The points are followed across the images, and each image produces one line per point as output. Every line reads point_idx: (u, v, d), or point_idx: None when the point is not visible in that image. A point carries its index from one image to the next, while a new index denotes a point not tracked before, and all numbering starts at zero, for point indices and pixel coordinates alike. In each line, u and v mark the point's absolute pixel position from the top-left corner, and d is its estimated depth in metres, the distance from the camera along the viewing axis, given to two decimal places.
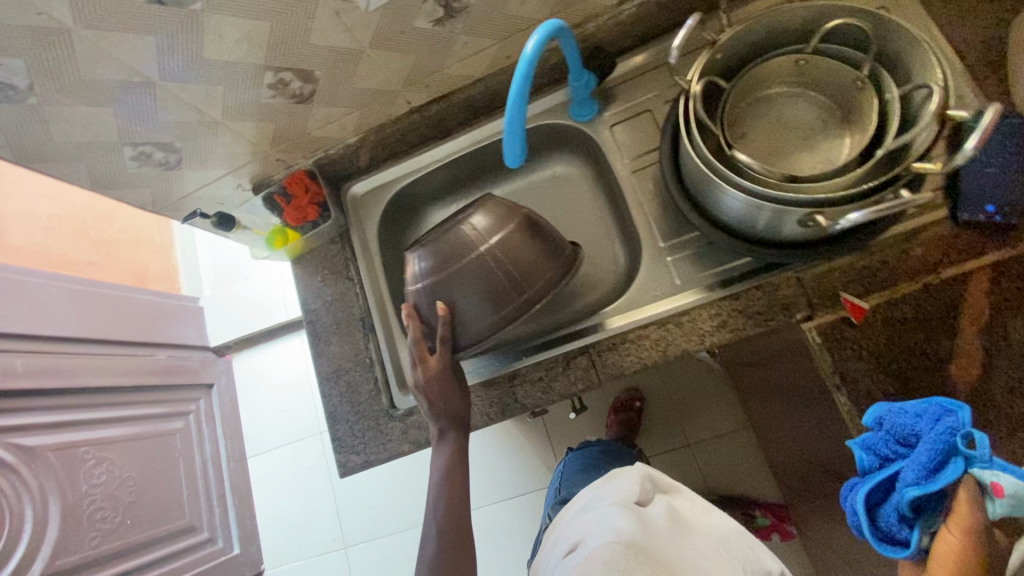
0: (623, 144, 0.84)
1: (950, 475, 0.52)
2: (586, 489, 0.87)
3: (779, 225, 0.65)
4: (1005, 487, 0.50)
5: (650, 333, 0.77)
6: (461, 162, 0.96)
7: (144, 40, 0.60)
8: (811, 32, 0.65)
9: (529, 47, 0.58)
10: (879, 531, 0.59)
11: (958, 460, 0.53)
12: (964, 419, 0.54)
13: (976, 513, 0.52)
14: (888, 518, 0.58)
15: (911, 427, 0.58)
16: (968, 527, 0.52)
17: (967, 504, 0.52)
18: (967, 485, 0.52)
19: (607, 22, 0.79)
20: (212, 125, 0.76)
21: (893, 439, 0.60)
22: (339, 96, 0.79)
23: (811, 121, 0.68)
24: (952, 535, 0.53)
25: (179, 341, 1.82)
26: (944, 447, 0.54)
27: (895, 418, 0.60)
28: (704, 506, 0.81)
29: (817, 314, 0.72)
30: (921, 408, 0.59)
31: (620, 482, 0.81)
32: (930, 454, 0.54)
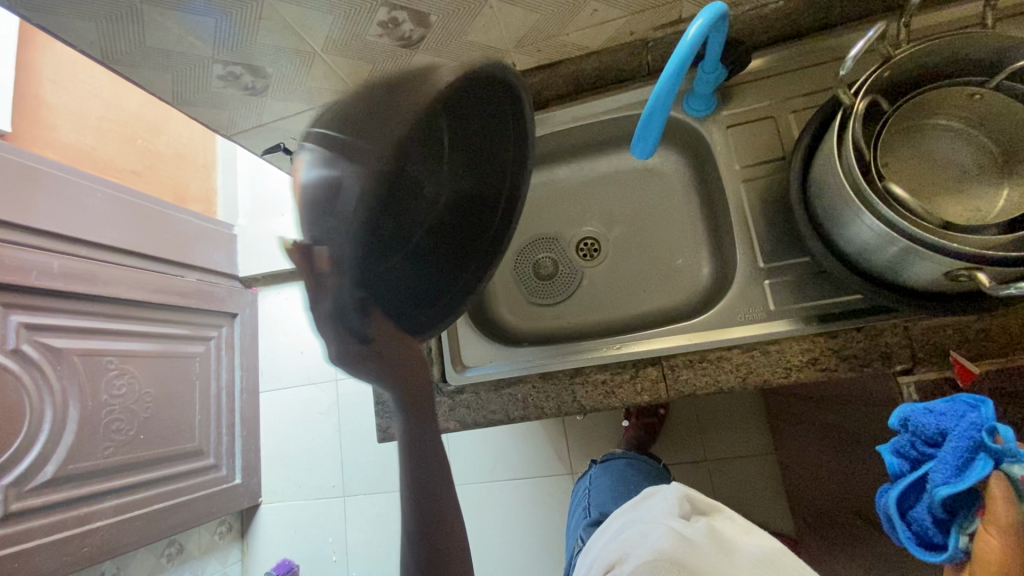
0: (737, 149, 0.78)
1: (978, 471, 0.48)
2: (623, 510, 0.83)
3: (914, 272, 0.58)
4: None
5: (732, 356, 0.73)
6: (551, 139, 0.90)
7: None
8: (992, 66, 0.58)
9: (692, 32, 0.54)
10: (909, 532, 0.55)
11: (986, 457, 0.49)
12: (989, 414, 0.51)
13: (1012, 506, 0.47)
14: (921, 521, 0.54)
15: (936, 425, 0.54)
16: (1007, 524, 0.47)
17: (1002, 502, 0.47)
18: (998, 481, 0.48)
19: (750, 12, 0.73)
20: (309, 56, 0.71)
21: (922, 440, 0.56)
22: (447, 45, 0.73)
23: (966, 165, 0.61)
24: (992, 536, 0.48)
25: (211, 264, 1.78)
26: (970, 444, 0.50)
27: (919, 418, 0.55)
28: (744, 522, 0.75)
29: (918, 370, 0.67)
30: (945, 406, 0.55)
31: (654, 502, 0.78)
32: (956, 453, 0.50)
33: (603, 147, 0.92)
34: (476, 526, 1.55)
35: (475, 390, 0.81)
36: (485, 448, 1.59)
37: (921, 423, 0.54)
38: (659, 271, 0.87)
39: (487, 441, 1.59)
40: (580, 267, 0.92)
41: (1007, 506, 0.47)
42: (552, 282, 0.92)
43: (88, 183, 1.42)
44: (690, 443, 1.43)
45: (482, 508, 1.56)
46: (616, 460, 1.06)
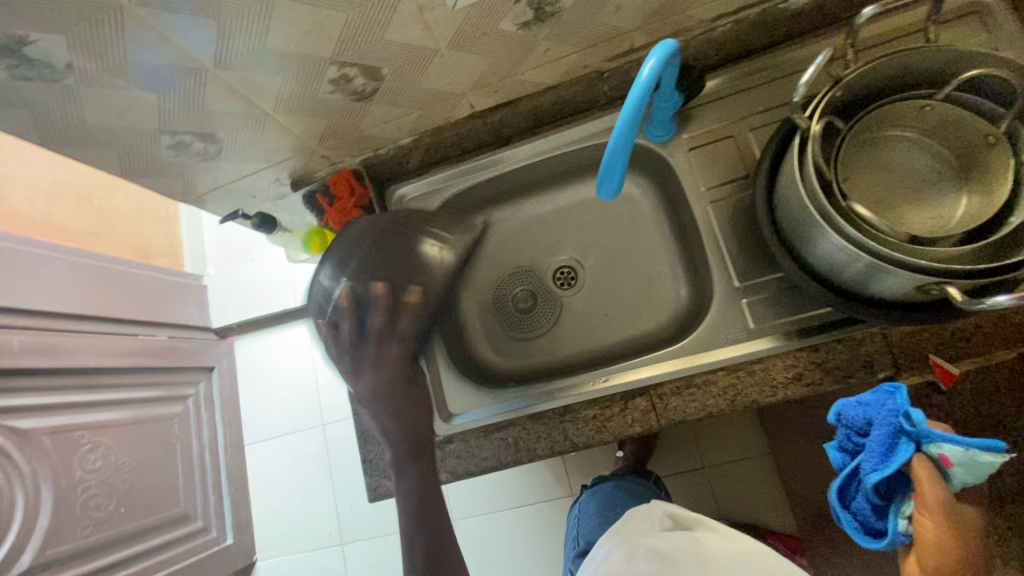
0: (701, 170, 0.79)
1: (905, 456, 0.52)
2: (603, 538, 0.72)
3: (882, 285, 0.58)
4: (954, 457, 0.51)
5: (718, 379, 0.72)
6: (517, 173, 0.89)
7: (200, 22, 0.52)
8: (941, 78, 0.59)
9: (646, 72, 0.53)
10: (854, 522, 0.58)
11: (908, 441, 0.53)
12: (903, 399, 0.55)
13: (936, 484, 0.52)
14: (863, 510, 0.57)
15: (864, 416, 0.57)
16: (934, 503, 0.52)
17: (928, 483, 0.52)
18: (921, 462, 0.53)
19: (698, 37, 0.74)
20: (261, 118, 0.69)
21: (852, 431, 0.59)
22: (402, 95, 0.72)
23: (925, 173, 0.62)
24: (926, 518, 0.53)
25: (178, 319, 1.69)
26: (893, 430, 0.54)
27: (850, 411, 0.58)
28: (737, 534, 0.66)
29: (900, 375, 0.68)
30: (864, 395, 0.58)
31: (637, 525, 0.69)
32: (881, 440, 0.54)
33: (569, 176, 0.91)
34: (481, 561, 1.51)
35: (464, 438, 0.79)
36: (481, 481, 1.56)
37: (850, 417, 0.57)
38: (637, 294, 0.87)
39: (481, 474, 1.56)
40: (559, 297, 0.91)
41: (931, 484, 0.52)
42: (531, 315, 0.91)
43: (42, 251, 1.34)
44: (686, 453, 1.41)
45: (486, 543, 1.52)
46: (602, 485, 0.93)
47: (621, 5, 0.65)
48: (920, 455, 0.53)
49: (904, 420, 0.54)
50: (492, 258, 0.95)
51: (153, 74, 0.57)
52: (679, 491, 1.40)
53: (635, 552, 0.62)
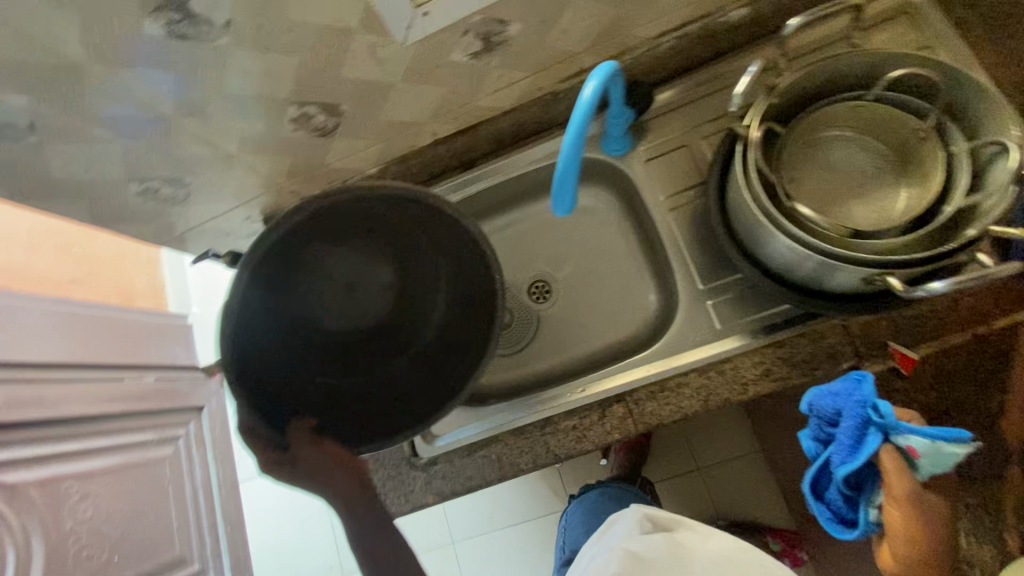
0: (660, 180, 0.82)
1: (872, 448, 0.54)
2: (589, 542, 0.75)
3: (831, 278, 0.61)
4: (922, 449, 0.52)
5: (690, 381, 0.74)
6: (484, 194, 0.91)
7: (171, 74, 0.55)
8: (871, 79, 0.62)
9: (588, 92, 0.56)
10: (828, 512, 0.60)
11: (875, 432, 0.55)
12: (869, 390, 0.56)
13: (903, 474, 0.54)
14: (835, 501, 0.59)
15: (833, 407, 0.58)
16: (902, 492, 0.54)
17: (896, 473, 0.54)
18: (889, 453, 0.54)
19: (645, 54, 0.77)
20: (227, 159, 0.71)
21: (824, 422, 0.59)
22: (364, 128, 0.74)
23: (866, 169, 0.65)
24: (895, 509, 0.55)
25: (159, 359, 1.63)
26: (860, 422, 0.55)
27: (819, 402, 0.59)
28: (714, 531, 0.67)
29: (864, 364, 0.70)
30: (832, 385, 0.59)
31: (617, 529, 0.71)
32: (850, 432, 0.56)
33: (535, 194, 0.94)
34: None
35: (448, 458, 0.80)
36: (478, 501, 1.53)
37: (820, 409, 0.58)
38: (609, 303, 0.89)
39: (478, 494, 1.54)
40: (535, 312, 0.93)
41: (898, 474, 0.54)
42: (509, 331, 0.93)
43: (21, 303, 1.27)
44: (680, 456, 1.42)
45: (487, 564, 1.50)
46: (588, 492, 0.94)
47: (565, 31, 0.68)
48: (888, 445, 0.55)
49: (871, 412, 0.55)
50: None
51: (124, 125, 0.60)
52: (675, 497, 1.40)
53: (614, 558, 0.64)
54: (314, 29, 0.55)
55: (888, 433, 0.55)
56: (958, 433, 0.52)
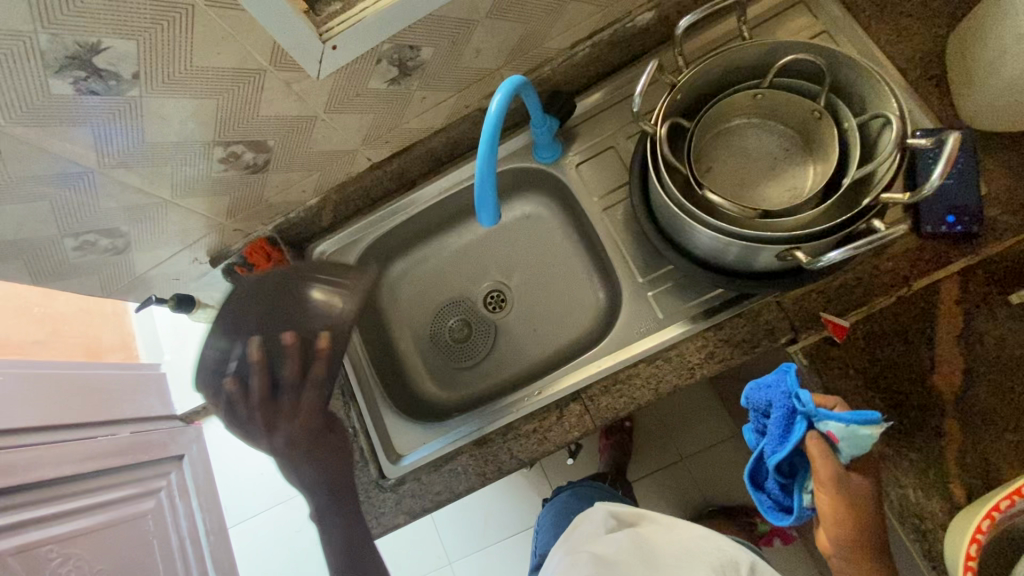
0: (592, 182, 0.85)
1: (799, 435, 0.56)
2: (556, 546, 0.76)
3: (751, 259, 0.64)
4: (839, 434, 0.54)
5: (640, 372, 0.76)
6: (428, 212, 0.93)
7: (118, 123, 0.58)
8: (765, 68, 0.65)
9: (494, 107, 0.59)
10: (768, 501, 0.61)
11: (800, 420, 0.57)
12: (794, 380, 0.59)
13: (827, 459, 0.55)
14: (773, 489, 0.60)
15: (765, 400, 0.61)
16: (827, 476, 0.55)
17: (820, 459, 0.56)
18: (813, 440, 0.56)
19: (563, 64, 0.81)
20: (163, 205, 0.72)
21: (761, 414, 0.62)
22: (297, 161, 0.76)
23: (774, 152, 0.68)
24: (824, 494, 0.57)
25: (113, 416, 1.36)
26: (788, 411, 0.58)
27: (754, 394, 0.61)
28: (675, 523, 0.70)
29: (801, 337, 0.73)
30: (765, 378, 0.62)
31: (583, 529, 0.72)
32: (779, 420, 0.58)
33: None
34: None
35: (416, 476, 0.80)
36: (466, 519, 1.47)
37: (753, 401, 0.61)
38: (560, 305, 0.91)
39: (465, 512, 1.48)
40: (491, 322, 0.95)
41: (824, 463, 0.56)
42: (467, 344, 0.94)
43: None
44: (662, 448, 1.43)
45: None
46: (560, 495, 0.95)
47: (479, 49, 0.71)
48: (813, 432, 0.56)
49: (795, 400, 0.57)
50: (422, 297, 0.98)
51: (71, 177, 0.61)
52: (661, 489, 1.41)
53: (578, 560, 0.63)
54: (226, 70, 0.57)
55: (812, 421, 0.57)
56: (871, 416, 0.54)
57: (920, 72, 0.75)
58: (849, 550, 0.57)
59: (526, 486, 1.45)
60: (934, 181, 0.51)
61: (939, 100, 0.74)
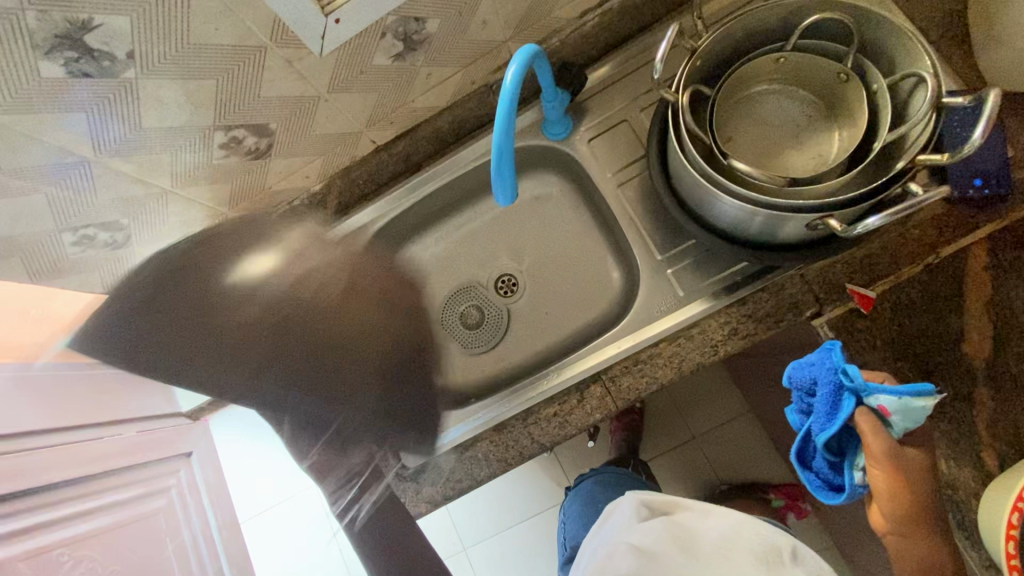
0: (605, 159, 0.83)
1: (848, 413, 0.54)
2: (589, 537, 0.75)
3: (778, 229, 0.62)
4: (891, 407, 0.53)
5: (661, 351, 0.75)
6: (435, 196, 0.91)
7: (117, 107, 0.55)
8: (788, 29, 0.62)
9: (509, 76, 0.56)
10: (817, 480, 0.60)
11: (849, 395, 0.55)
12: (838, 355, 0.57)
13: (880, 433, 0.53)
14: (821, 468, 0.59)
15: (809, 378, 0.59)
16: (881, 451, 0.53)
17: (872, 434, 0.54)
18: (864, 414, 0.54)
19: (572, 35, 0.78)
20: (162, 196, 0.70)
21: (805, 393, 0.61)
22: (299, 145, 0.73)
23: (797, 119, 0.66)
24: (876, 470, 0.55)
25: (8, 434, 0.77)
26: (834, 387, 0.56)
27: (797, 373, 0.60)
28: (710, 510, 0.69)
29: (825, 309, 0.71)
30: (807, 355, 0.60)
31: (615, 520, 0.71)
32: (826, 397, 0.56)
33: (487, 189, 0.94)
34: None
35: (436, 465, 0.79)
36: (479, 506, 1.46)
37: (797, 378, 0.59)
38: (575, 285, 0.89)
39: (478, 499, 1.47)
40: (504, 307, 0.93)
41: (877, 439, 0.53)
42: (481, 329, 0.92)
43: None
44: (674, 428, 1.42)
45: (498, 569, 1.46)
46: (583, 482, 0.93)
47: (486, 21, 0.68)
48: (863, 407, 0.55)
49: (842, 376, 0.56)
50: (432, 283, 0.95)
51: (66, 168, 0.59)
52: (674, 468, 1.41)
53: (616, 551, 0.64)
54: (225, 49, 0.54)
55: (861, 396, 0.55)
56: (923, 388, 0.53)
57: (943, 31, 0.73)
58: (905, 526, 0.55)
59: (539, 469, 1.44)
60: (976, 139, 0.48)
61: (963, 60, 0.72)
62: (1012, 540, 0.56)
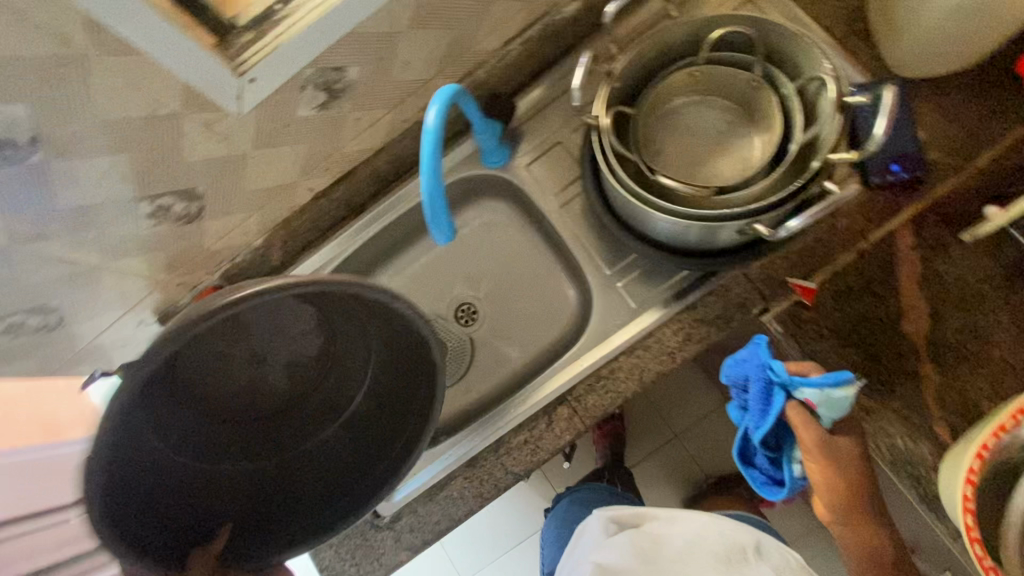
0: (545, 182, 0.84)
1: (779, 409, 0.56)
2: (563, 559, 0.74)
3: (713, 237, 0.63)
4: (816, 399, 0.55)
5: (622, 364, 0.76)
6: (383, 236, 0.90)
7: (32, 192, 0.53)
8: (698, 44, 0.65)
9: (431, 119, 0.56)
10: (761, 476, 0.61)
11: (779, 391, 0.57)
12: (764, 353, 0.59)
13: (809, 424, 0.56)
14: (761, 463, 0.61)
15: (743, 375, 0.61)
16: (812, 442, 0.56)
17: (803, 426, 0.56)
18: (794, 409, 0.57)
19: (497, 65, 0.79)
20: (93, 271, 0.67)
21: (739, 392, 0.62)
22: (232, 202, 0.71)
23: (719, 127, 0.68)
24: (810, 460, 0.57)
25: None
26: (764, 385, 0.58)
27: (729, 373, 0.62)
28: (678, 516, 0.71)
29: (772, 305, 0.73)
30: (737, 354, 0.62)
31: (585, 541, 0.69)
32: (758, 395, 0.58)
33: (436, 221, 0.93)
34: None
35: (412, 509, 0.77)
36: (471, 537, 1.43)
37: (730, 379, 0.61)
38: (532, 307, 0.90)
39: (470, 529, 1.44)
40: (466, 337, 0.92)
41: (808, 431, 0.56)
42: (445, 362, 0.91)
43: None
44: (654, 430, 1.43)
45: None
46: (561, 502, 0.93)
47: (408, 61, 0.69)
48: (793, 402, 0.57)
49: (770, 373, 0.57)
50: None
51: None
52: (658, 469, 1.42)
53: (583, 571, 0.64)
54: (137, 121, 0.53)
55: (789, 390, 0.57)
56: (843, 377, 0.55)
57: (847, 27, 0.77)
58: (843, 512, 0.58)
59: (527, 489, 1.44)
60: (878, 136, 0.51)
61: (868, 53, 0.76)
62: (970, 512, 0.57)
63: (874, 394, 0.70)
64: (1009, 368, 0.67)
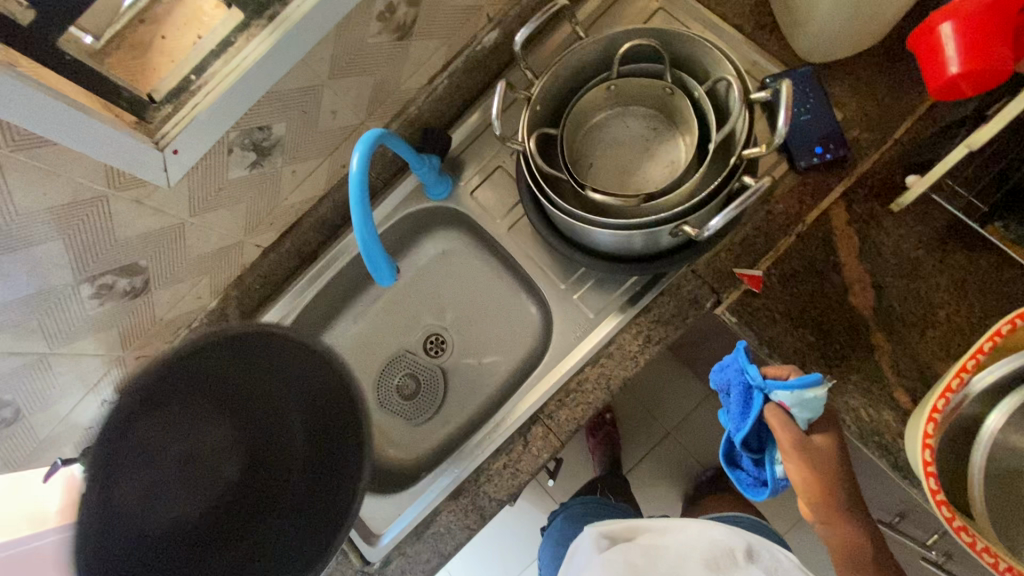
0: (490, 206, 0.86)
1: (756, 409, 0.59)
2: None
3: (654, 241, 0.65)
4: (789, 401, 0.56)
5: (588, 375, 0.76)
6: (340, 280, 0.90)
7: None
8: (609, 59, 0.67)
9: (355, 165, 0.58)
10: (748, 477, 0.65)
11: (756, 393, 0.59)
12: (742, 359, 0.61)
13: (787, 425, 0.57)
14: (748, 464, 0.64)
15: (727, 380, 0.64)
16: (788, 442, 0.57)
17: (781, 427, 0.58)
18: (771, 411, 0.58)
19: (426, 100, 0.80)
20: (44, 360, 0.66)
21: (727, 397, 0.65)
22: (178, 270, 0.71)
23: (643, 134, 0.70)
24: (790, 461, 0.58)
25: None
26: (743, 388, 0.60)
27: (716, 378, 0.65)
28: (668, 527, 0.71)
29: (724, 297, 0.74)
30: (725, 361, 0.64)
31: (577, 559, 0.70)
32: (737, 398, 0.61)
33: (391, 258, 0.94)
34: None
35: (400, 551, 0.77)
36: (479, 565, 1.41)
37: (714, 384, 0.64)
38: (497, 330, 0.90)
39: (477, 557, 1.42)
40: (437, 368, 0.92)
41: (785, 430, 0.57)
42: (419, 397, 0.91)
43: None
44: (645, 430, 1.43)
45: None
46: (555, 519, 0.93)
47: (334, 110, 0.70)
48: (770, 404, 0.59)
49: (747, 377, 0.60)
50: (360, 363, 0.94)
51: None
52: (655, 468, 1.42)
53: None
54: (62, 207, 0.53)
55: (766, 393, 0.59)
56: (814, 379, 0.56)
57: (754, 23, 0.80)
58: (826, 511, 0.58)
59: (528, 508, 1.42)
60: (781, 129, 0.53)
61: (778, 45, 0.79)
62: (932, 475, 0.58)
63: (834, 371, 0.71)
64: (956, 328, 0.69)
